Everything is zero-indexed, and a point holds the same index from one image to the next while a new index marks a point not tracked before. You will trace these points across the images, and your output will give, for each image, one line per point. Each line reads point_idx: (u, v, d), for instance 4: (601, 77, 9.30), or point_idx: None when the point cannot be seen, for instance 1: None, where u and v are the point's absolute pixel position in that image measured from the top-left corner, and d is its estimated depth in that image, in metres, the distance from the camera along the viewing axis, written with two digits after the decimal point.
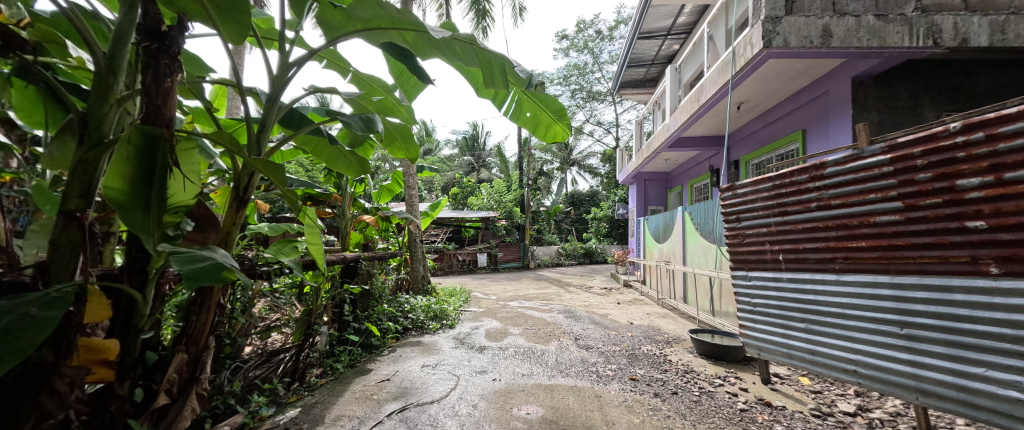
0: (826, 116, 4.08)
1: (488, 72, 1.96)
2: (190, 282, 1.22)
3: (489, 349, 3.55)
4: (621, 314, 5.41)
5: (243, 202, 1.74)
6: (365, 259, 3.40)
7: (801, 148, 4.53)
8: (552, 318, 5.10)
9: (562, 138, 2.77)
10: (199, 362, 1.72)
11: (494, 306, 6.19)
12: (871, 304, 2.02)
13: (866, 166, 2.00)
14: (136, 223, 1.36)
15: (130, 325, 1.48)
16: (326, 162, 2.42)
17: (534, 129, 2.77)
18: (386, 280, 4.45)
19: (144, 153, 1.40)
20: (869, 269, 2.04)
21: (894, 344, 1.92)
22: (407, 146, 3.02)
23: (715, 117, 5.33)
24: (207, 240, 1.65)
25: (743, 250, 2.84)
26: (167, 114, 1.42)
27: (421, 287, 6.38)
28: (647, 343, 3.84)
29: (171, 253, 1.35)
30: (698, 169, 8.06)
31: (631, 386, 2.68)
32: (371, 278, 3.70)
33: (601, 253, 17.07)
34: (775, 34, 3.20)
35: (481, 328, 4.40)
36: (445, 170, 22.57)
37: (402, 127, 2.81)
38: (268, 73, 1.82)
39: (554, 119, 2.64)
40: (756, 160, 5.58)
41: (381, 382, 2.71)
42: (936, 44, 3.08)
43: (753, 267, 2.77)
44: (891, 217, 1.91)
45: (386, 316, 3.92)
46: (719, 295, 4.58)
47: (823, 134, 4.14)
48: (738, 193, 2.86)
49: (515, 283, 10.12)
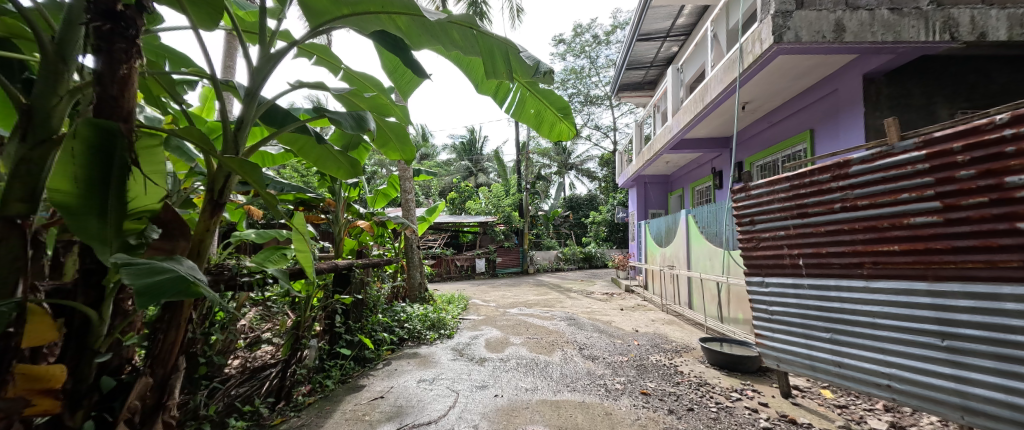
0: (835, 115, 3.96)
1: (489, 61, 1.82)
2: (150, 299, 1.05)
3: (490, 361, 3.36)
4: (625, 321, 5.24)
5: (219, 206, 1.56)
6: (359, 267, 3.21)
7: (809, 148, 4.40)
8: (554, 326, 4.91)
9: (568, 137, 2.63)
10: (167, 387, 1.53)
11: (494, 313, 6.00)
12: (906, 313, 1.87)
13: (898, 163, 1.86)
14: (88, 232, 1.18)
15: (84, 346, 1.29)
16: (314, 164, 2.24)
17: (537, 127, 2.62)
18: (381, 289, 4.26)
19: (99, 153, 1.22)
20: (903, 274, 1.89)
21: (934, 357, 1.76)
22: (402, 147, 2.86)
23: (720, 118, 5.21)
24: (176, 249, 1.47)
25: (759, 254, 2.69)
26: (127, 105, 1.25)
27: (418, 295, 6.19)
28: (656, 352, 3.67)
29: (124, 265, 1.16)
30: (699, 172, 7.93)
31: (643, 402, 2.50)
32: (365, 287, 3.51)
33: (601, 257, 16.89)
34: (786, 29, 3.07)
35: (481, 338, 4.21)
36: (443, 175, 22.41)
37: (398, 127, 2.65)
38: (246, 65, 1.65)
39: (559, 116, 2.50)
40: (761, 162, 5.45)
41: (374, 400, 2.52)
42: (953, 39, 2.96)
43: (770, 272, 2.62)
44: (927, 219, 1.76)
45: (381, 327, 3.73)
46: (727, 300, 4.43)
47: (833, 133, 4.01)
48: (752, 194, 2.72)
49: (515, 289, 9.93)
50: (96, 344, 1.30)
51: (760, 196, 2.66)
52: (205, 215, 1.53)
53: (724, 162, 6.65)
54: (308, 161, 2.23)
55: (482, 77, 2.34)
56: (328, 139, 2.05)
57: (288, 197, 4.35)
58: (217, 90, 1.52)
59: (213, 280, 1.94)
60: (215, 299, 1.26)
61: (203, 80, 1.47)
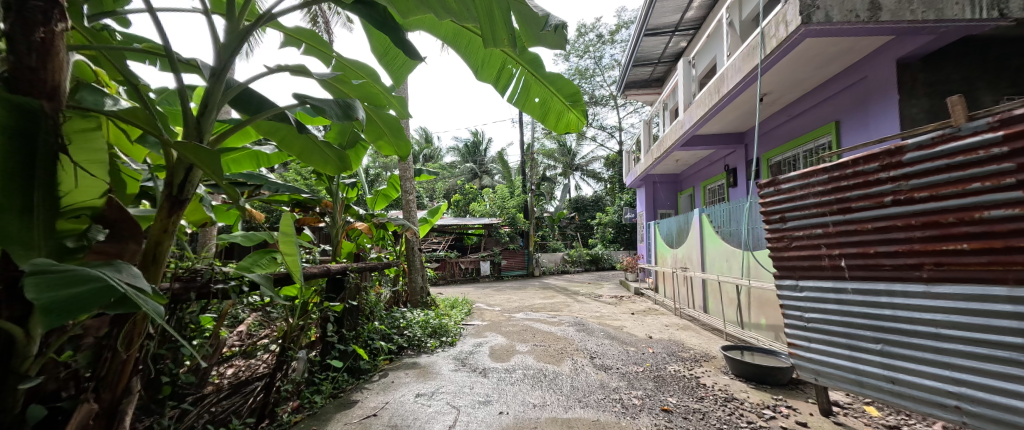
0: (864, 104, 3.68)
1: (488, 30, 1.59)
2: (50, 323, 0.81)
3: (494, 372, 3.12)
4: (637, 327, 4.96)
5: (178, 203, 1.36)
6: (353, 271, 3.00)
7: (834, 141, 4.12)
8: (562, 332, 4.65)
9: (576, 128, 2.39)
10: (117, 415, 1.31)
11: (499, 319, 5.74)
12: (980, 323, 1.60)
13: (966, 147, 1.61)
14: (9, 235, 0.96)
15: (7, 371, 1.04)
16: (298, 158, 2.03)
17: (543, 117, 2.39)
18: (380, 294, 4.04)
19: (18, 139, 0.99)
20: (974, 278, 1.63)
21: (1019, 376, 1.50)
22: (397, 142, 2.69)
23: (735, 111, 4.94)
24: (124, 252, 1.25)
25: (791, 255, 2.42)
26: (54, 78, 1.02)
27: (420, 300, 5.84)
28: (673, 361, 3.40)
29: (33, 273, 0.92)
30: (711, 170, 7.64)
31: (665, 421, 2.25)
32: (361, 292, 3.29)
33: (608, 259, 16.55)
34: (815, 8, 2.83)
35: (485, 346, 3.97)
36: (447, 177, 22.20)
37: (390, 117, 2.44)
38: (211, 40, 1.45)
39: (567, 106, 2.26)
40: (779, 158, 5.17)
41: (366, 418, 2.29)
42: (1002, 16, 2.68)
43: (805, 276, 2.35)
44: (1006, 212, 1.50)
45: (378, 335, 3.50)
46: (749, 305, 4.16)
47: (862, 124, 3.73)
48: (783, 188, 2.45)
49: (520, 292, 9.66)
50: (22, 368, 1.05)
51: (793, 190, 2.39)
52: (163, 213, 1.34)
53: (738, 159, 6.35)
54: (292, 154, 2.01)
55: (480, 61, 2.13)
56: (311, 130, 1.84)
57: (284, 198, 4.26)
58: (172, 66, 1.30)
59: (183, 289, 1.71)
60: (153, 314, 0.96)
61: (156, 55, 1.25)
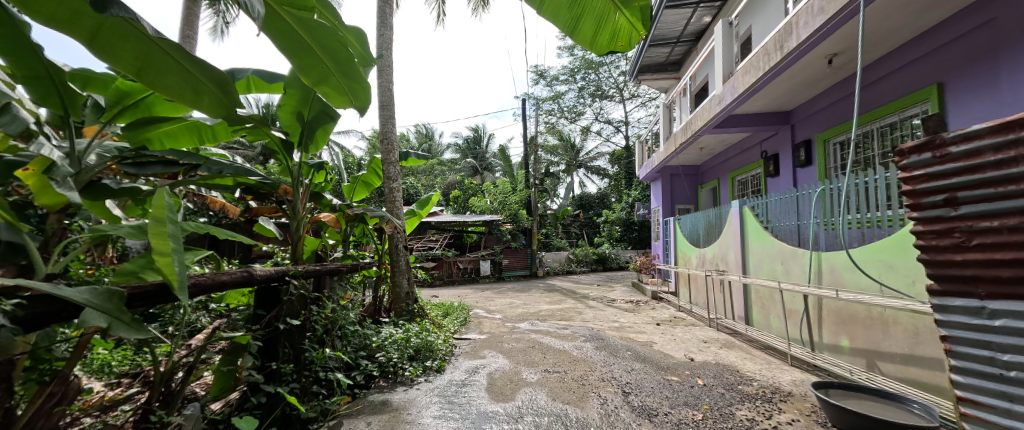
0: (988, 52, 2.77)
1: None
2: None
3: (494, 421, 2.20)
4: (669, 344, 4.03)
5: None
6: (295, 276, 2.14)
7: (936, 108, 3.19)
8: (579, 351, 3.73)
9: (627, 45, 1.52)
10: None
11: (500, 330, 4.84)
12: None
13: None
14: None
15: None
16: (133, 74, 1.28)
17: (574, 27, 1.51)
18: (345, 305, 3.14)
19: None
20: None
21: None
22: (350, 84, 1.86)
23: (792, 78, 4.05)
24: None
25: (969, 261, 1.11)
26: None
27: (405, 308, 4.73)
28: (740, 402, 2.48)
29: None
30: (743, 158, 6.70)
31: None
32: (307, 306, 2.38)
33: (615, 259, 15.49)
34: None
35: (483, 373, 3.07)
36: (445, 172, 21.24)
37: (327, 32, 1.56)
38: None
39: (614, 4, 1.40)
40: (841, 137, 4.30)
41: None
42: None
43: (1002, 291, 1.05)
44: None
45: (336, 363, 2.59)
46: (822, 322, 3.23)
47: (983, 83, 2.82)
48: (957, 152, 1.15)
49: (524, 295, 8.73)
50: None
51: (981, 155, 1.12)
52: None
53: (782, 143, 5.42)
54: (123, 69, 1.26)
55: None
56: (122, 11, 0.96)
57: (227, 181, 3.33)
58: None
59: None
60: None
61: None
